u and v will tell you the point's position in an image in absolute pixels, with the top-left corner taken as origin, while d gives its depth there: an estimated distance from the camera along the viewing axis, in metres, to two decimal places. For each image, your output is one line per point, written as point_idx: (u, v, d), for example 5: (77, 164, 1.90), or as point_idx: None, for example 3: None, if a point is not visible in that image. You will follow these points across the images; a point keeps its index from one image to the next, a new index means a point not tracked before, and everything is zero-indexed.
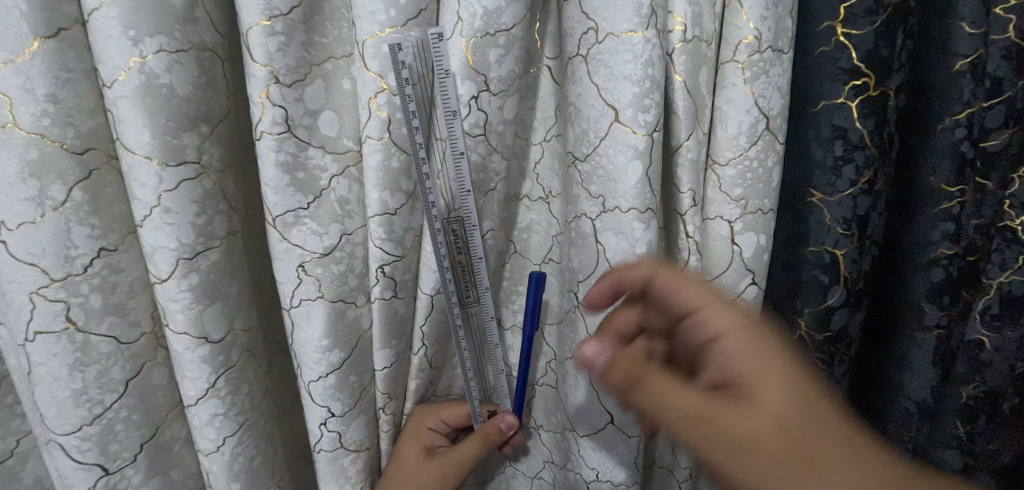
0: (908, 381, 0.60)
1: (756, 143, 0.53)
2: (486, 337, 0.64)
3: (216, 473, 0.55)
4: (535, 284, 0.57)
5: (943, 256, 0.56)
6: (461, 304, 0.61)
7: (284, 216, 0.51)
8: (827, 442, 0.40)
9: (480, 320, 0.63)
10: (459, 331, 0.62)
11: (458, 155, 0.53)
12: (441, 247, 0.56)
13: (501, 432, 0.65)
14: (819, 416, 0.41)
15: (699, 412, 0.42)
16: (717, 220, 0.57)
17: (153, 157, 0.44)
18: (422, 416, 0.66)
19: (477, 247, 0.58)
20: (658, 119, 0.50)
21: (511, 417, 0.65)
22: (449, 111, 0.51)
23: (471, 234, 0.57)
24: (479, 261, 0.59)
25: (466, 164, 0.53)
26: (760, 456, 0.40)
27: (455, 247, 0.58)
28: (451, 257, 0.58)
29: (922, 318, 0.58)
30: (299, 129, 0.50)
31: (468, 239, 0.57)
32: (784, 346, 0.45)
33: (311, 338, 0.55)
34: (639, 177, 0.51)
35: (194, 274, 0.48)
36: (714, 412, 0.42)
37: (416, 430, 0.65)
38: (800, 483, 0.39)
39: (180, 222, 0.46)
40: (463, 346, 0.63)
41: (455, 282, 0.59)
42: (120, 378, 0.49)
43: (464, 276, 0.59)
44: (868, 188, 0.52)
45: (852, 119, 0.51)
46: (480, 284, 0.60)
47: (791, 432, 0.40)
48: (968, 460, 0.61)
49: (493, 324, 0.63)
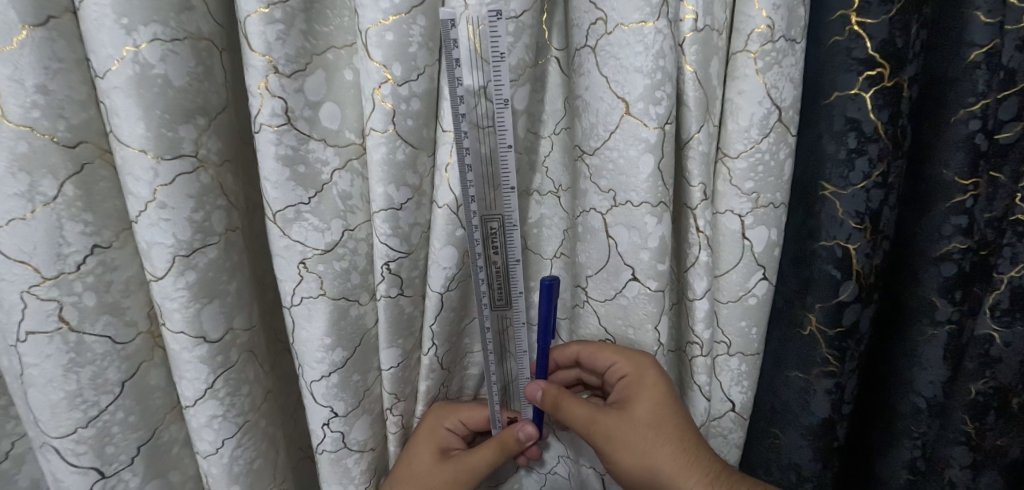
0: (919, 376, 0.60)
1: (768, 136, 0.52)
2: (513, 341, 0.60)
3: (215, 475, 0.54)
4: (546, 291, 0.55)
5: (956, 250, 0.54)
6: (492, 305, 0.58)
7: (284, 211, 0.50)
8: (677, 452, 0.56)
9: (508, 323, 0.59)
10: (487, 333, 0.59)
11: (505, 147, 0.50)
12: (477, 246, 0.54)
13: (518, 443, 0.61)
14: (670, 433, 0.57)
15: (594, 421, 0.59)
16: (728, 214, 0.56)
17: (148, 150, 0.43)
18: (440, 415, 0.64)
19: (515, 248, 0.55)
20: (670, 112, 0.49)
21: (530, 429, 0.61)
22: (501, 98, 0.48)
23: (509, 235, 0.54)
24: (515, 265, 0.55)
25: (512, 157, 0.50)
26: (626, 447, 0.58)
27: (490, 243, 0.54)
28: (485, 255, 0.54)
29: (933, 314, 0.57)
30: (299, 121, 0.48)
31: (505, 241, 0.54)
32: (670, 387, 0.58)
33: (312, 336, 0.54)
34: (650, 171, 0.50)
35: (191, 271, 0.47)
36: (605, 421, 0.58)
37: (433, 427, 0.63)
38: (646, 465, 0.57)
39: (177, 218, 0.45)
40: (489, 350, 0.60)
41: (488, 281, 0.56)
42: (116, 379, 0.48)
43: (497, 277, 0.56)
44: (882, 181, 0.51)
45: (866, 110, 0.49)
46: (514, 287, 0.57)
47: (651, 436, 0.57)
48: (977, 456, 0.60)
49: (523, 329, 0.59)
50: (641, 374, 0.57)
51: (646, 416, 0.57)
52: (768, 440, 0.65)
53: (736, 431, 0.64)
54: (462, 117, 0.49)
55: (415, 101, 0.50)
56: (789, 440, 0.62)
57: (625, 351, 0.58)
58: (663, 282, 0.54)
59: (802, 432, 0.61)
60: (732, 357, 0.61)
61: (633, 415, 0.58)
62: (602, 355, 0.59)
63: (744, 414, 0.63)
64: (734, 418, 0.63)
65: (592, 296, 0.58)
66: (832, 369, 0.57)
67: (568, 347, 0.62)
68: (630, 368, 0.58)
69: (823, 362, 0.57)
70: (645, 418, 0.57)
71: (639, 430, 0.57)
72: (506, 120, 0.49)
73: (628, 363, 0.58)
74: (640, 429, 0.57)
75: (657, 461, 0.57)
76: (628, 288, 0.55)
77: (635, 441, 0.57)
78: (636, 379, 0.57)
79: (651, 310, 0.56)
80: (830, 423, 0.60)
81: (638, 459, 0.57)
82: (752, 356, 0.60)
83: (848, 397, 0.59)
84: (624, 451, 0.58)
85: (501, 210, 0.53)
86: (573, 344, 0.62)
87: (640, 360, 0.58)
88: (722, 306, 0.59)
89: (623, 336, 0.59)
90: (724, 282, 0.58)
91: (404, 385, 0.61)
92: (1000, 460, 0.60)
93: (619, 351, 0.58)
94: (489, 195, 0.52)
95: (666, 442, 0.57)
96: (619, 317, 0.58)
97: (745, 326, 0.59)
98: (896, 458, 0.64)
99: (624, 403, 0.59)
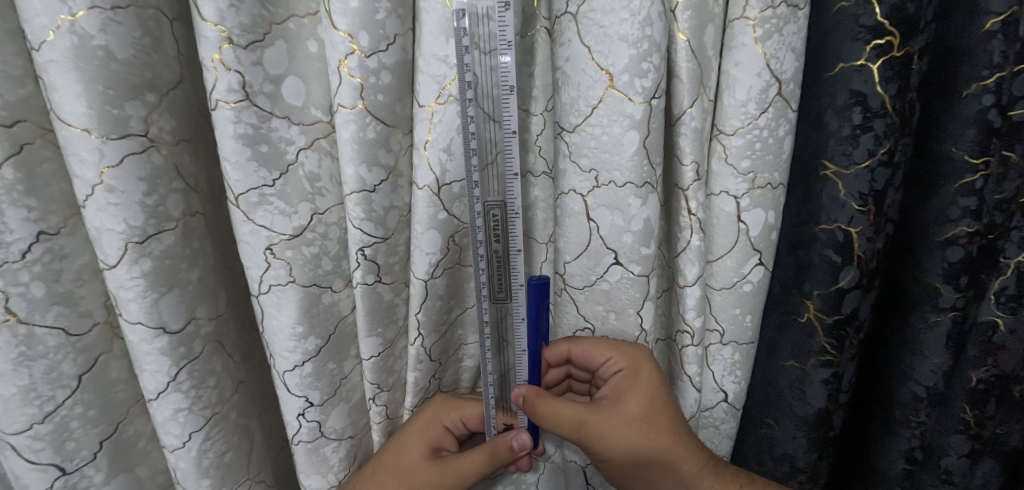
0: (920, 366, 0.57)
1: (766, 112, 0.48)
2: (513, 340, 0.56)
3: (183, 469, 0.52)
4: (535, 291, 0.53)
5: (963, 234, 0.52)
6: (491, 298, 0.54)
7: (246, 194, 0.46)
8: (670, 446, 0.55)
9: (508, 318, 0.55)
10: (485, 327, 0.55)
11: (509, 134, 0.47)
12: (479, 233, 0.50)
13: (510, 452, 0.59)
14: (665, 428, 0.55)
15: (584, 421, 0.55)
16: (722, 195, 0.52)
17: (91, 130, 0.40)
18: (439, 410, 0.61)
19: (518, 237, 0.50)
20: (657, 85, 0.45)
21: (525, 438, 0.58)
22: (507, 86, 0.45)
23: (512, 224, 0.49)
24: (517, 255, 0.51)
25: (517, 144, 0.47)
26: (618, 446, 0.55)
27: (493, 231, 0.50)
28: (487, 243, 0.51)
29: (936, 301, 0.54)
30: (259, 97, 0.45)
31: (508, 229, 0.50)
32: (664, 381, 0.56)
33: (283, 326, 0.51)
34: (635, 148, 0.47)
35: (146, 259, 0.44)
36: (595, 420, 0.55)
37: (429, 422, 0.60)
38: (638, 462, 0.55)
39: (127, 202, 0.42)
40: (486, 344, 0.56)
41: (488, 272, 0.52)
42: (72, 373, 0.45)
43: (499, 270, 0.52)
44: (887, 160, 0.48)
45: (872, 83, 0.46)
46: (515, 280, 0.52)
47: (645, 432, 0.55)
48: (975, 445, 0.59)
49: (523, 326, 0.54)
50: (637, 368, 0.54)
51: (638, 412, 0.55)
52: (761, 430, 0.63)
53: (729, 421, 0.62)
54: (470, 100, 0.46)
55: (386, 74, 0.46)
56: (782, 430, 0.60)
57: (620, 346, 0.56)
58: (646, 266, 0.51)
59: (795, 422, 0.59)
60: (724, 346, 0.58)
61: (627, 411, 0.55)
62: (595, 351, 0.56)
63: (736, 404, 0.61)
64: (725, 408, 0.61)
65: (570, 284, 0.54)
66: (830, 358, 0.55)
67: (558, 347, 0.58)
68: (626, 363, 0.55)
69: (821, 351, 0.55)
70: (639, 413, 0.55)
71: (634, 427, 0.55)
72: (511, 106, 0.46)
73: (623, 358, 0.55)
74: (632, 426, 0.55)
75: (649, 457, 0.55)
76: (609, 274, 0.52)
77: (630, 439, 0.55)
78: (632, 374, 0.55)
79: (634, 295, 0.53)
80: (825, 412, 0.58)
81: (634, 455, 0.55)
82: (746, 345, 0.57)
83: (844, 386, 0.57)
84: (619, 449, 0.55)
85: (497, 198, 0.49)
86: (565, 342, 0.58)
87: (637, 354, 0.55)
88: (715, 293, 0.56)
89: (604, 323, 0.56)
90: (717, 268, 0.55)
91: (386, 376, 0.58)
92: (998, 447, 0.59)
93: (614, 345, 0.56)
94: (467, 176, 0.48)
95: (662, 438, 0.55)
96: (599, 304, 0.55)
97: (739, 314, 0.56)
98: (892, 448, 0.62)
99: (616, 398, 0.56)
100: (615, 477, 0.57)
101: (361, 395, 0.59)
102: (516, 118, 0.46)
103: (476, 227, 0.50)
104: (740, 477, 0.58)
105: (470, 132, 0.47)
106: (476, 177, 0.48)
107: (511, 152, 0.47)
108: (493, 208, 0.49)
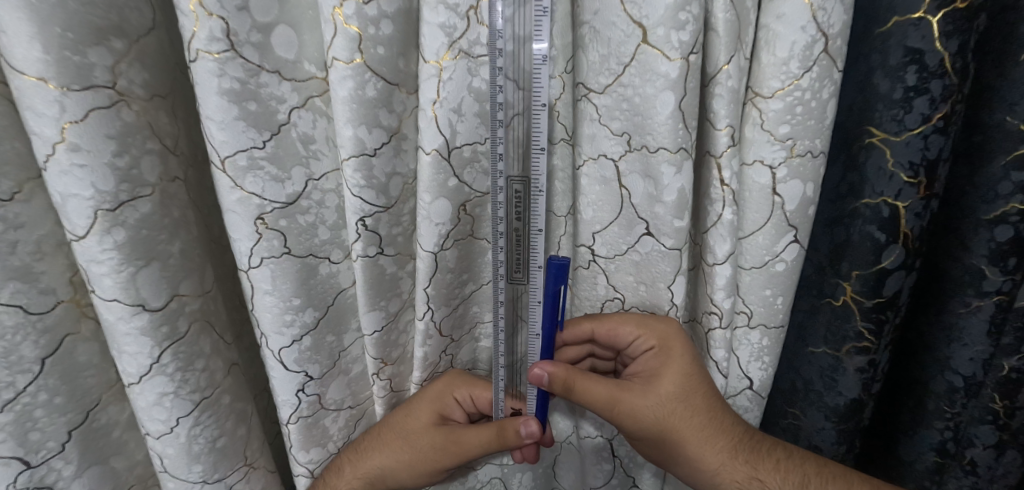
0: (958, 353, 0.52)
1: (811, 71, 0.43)
2: (526, 322, 0.51)
3: (171, 457, 0.47)
4: (555, 274, 0.47)
5: (1015, 211, 0.45)
6: (508, 278, 0.48)
7: (234, 158, 0.41)
8: (705, 424, 0.51)
9: (523, 301, 0.50)
10: (500, 307, 0.50)
11: (539, 106, 0.41)
12: (498, 208, 0.45)
13: (517, 437, 0.53)
14: (700, 406, 0.51)
15: (612, 398, 0.51)
16: (756, 166, 0.47)
17: (48, 79, 0.34)
18: (452, 383, 0.57)
19: (540, 218, 0.45)
20: (696, 38, 0.40)
21: (534, 426, 0.52)
22: (540, 54, 0.40)
23: (535, 201, 0.45)
24: (537, 235, 0.46)
25: (546, 118, 0.42)
26: (649, 423, 0.51)
27: (514, 209, 0.45)
28: (506, 220, 0.46)
29: (980, 284, 0.48)
30: (245, 48, 0.39)
31: (530, 206, 0.45)
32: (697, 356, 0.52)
33: (277, 300, 0.46)
34: (669, 111, 0.42)
35: (120, 229, 0.39)
36: (624, 397, 0.52)
37: (440, 393, 0.56)
38: (671, 439, 0.51)
39: (95, 163, 0.37)
40: (499, 322, 0.50)
41: (506, 251, 0.47)
42: (33, 356, 0.41)
43: (518, 248, 0.47)
44: (943, 126, 0.43)
45: (931, 38, 0.41)
46: (533, 260, 0.47)
47: (678, 410, 0.51)
48: (1004, 435, 0.54)
49: (539, 308, 0.49)
50: (668, 344, 0.51)
51: (673, 390, 0.51)
52: (785, 420, 0.60)
53: (754, 409, 0.58)
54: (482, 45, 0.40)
55: (387, 24, 0.41)
56: (810, 421, 0.57)
57: (649, 322, 0.52)
58: (679, 240, 0.47)
59: (824, 414, 0.55)
60: (752, 330, 0.54)
61: (659, 390, 0.51)
62: (622, 329, 0.53)
63: (762, 392, 0.57)
64: (750, 396, 0.57)
65: (598, 255, 0.51)
66: (866, 345, 0.51)
67: (580, 325, 0.55)
68: (655, 340, 0.52)
69: (857, 337, 0.51)
70: (673, 391, 0.51)
71: (668, 407, 0.51)
72: (542, 77, 0.41)
73: (652, 334, 0.52)
74: (664, 404, 0.51)
75: (681, 435, 0.51)
76: (639, 244, 0.49)
77: (664, 416, 0.51)
78: (663, 350, 0.51)
79: (664, 270, 0.49)
80: (858, 404, 0.54)
81: (665, 433, 0.51)
82: (775, 329, 0.53)
83: (880, 375, 0.53)
84: (649, 427, 0.51)
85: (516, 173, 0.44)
86: (585, 322, 0.55)
87: (666, 330, 0.51)
88: (744, 273, 0.52)
89: (634, 293, 0.53)
90: (748, 246, 0.50)
91: (388, 349, 0.54)
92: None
93: (641, 322, 0.52)
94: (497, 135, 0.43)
95: (697, 415, 0.51)
96: (629, 275, 0.52)
97: (769, 295, 0.52)
98: (923, 440, 0.57)
99: (649, 377, 0.53)
100: (648, 453, 0.54)
101: (362, 366, 0.55)
102: (547, 90, 0.41)
103: (496, 203, 0.45)
104: (776, 450, 0.52)
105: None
106: (501, 148, 0.43)
107: (538, 125, 0.42)
108: (516, 183, 0.44)
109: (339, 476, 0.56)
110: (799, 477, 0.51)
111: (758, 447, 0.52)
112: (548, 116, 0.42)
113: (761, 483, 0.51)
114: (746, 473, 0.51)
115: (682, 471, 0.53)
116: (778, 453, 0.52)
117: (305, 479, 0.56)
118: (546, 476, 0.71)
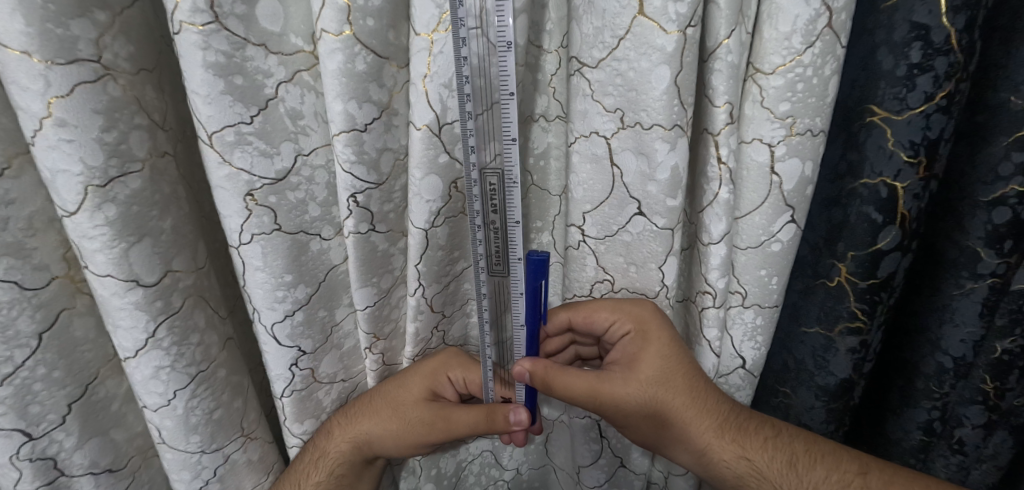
0: (948, 334, 0.52)
1: (812, 47, 0.42)
2: (511, 312, 0.51)
3: (170, 429, 0.48)
4: (534, 269, 0.48)
5: (1014, 193, 0.44)
6: (489, 269, 0.49)
7: (222, 133, 0.40)
8: (690, 405, 0.52)
9: (506, 291, 0.50)
10: (482, 300, 0.50)
11: (506, 95, 0.40)
12: (475, 200, 0.45)
13: (505, 423, 0.53)
14: (682, 388, 0.52)
15: (596, 389, 0.52)
16: (754, 144, 0.47)
17: (32, 52, 0.34)
18: (448, 362, 0.58)
19: (515, 209, 0.44)
20: (695, 10, 0.39)
21: (523, 414, 0.53)
22: (505, 39, 0.39)
23: (510, 193, 0.44)
24: (514, 227, 0.45)
25: (514, 109, 0.40)
26: (634, 409, 0.52)
27: (493, 197, 0.45)
28: (484, 212, 0.45)
29: (974, 266, 0.48)
30: (230, 19, 0.38)
31: (505, 199, 0.44)
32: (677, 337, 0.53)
33: (268, 276, 0.46)
34: (665, 86, 0.41)
35: (110, 205, 0.39)
36: (607, 386, 0.52)
37: (436, 370, 0.57)
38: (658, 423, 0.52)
39: (83, 139, 0.36)
40: (484, 309, 0.51)
41: (486, 243, 0.47)
42: (30, 331, 0.41)
43: (496, 239, 0.47)
44: (945, 105, 0.42)
45: (937, 13, 0.39)
46: (512, 253, 0.47)
47: (660, 393, 0.52)
48: (993, 415, 0.54)
49: (521, 300, 0.49)
50: (644, 327, 0.52)
51: (653, 375, 0.52)
52: (777, 399, 0.61)
53: (744, 388, 0.59)
54: (471, 18, 0.39)
55: None
56: (800, 400, 0.58)
57: (624, 306, 0.53)
58: (672, 219, 0.47)
59: (815, 392, 0.56)
60: (746, 309, 0.54)
61: (640, 374, 0.52)
62: (599, 315, 0.53)
63: (754, 371, 0.57)
64: (742, 375, 0.57)
65: (588, 235, 0.51)
66: (859, 325, 0.51)
67: (556, 316, 0.56)
68: (632, 323, 0.52)
69: (849, 317, 0.51)
70: (653, 375, 0.52)
71: (649, 391, 0.52)
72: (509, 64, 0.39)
73: (629, 318, 0.52)
74: (646, 388, 0.52)
75: (667, 418, 0.52)
76: (631, 224, 0.49)
77: (647, 400, 0.52)
78: (640, 334, 0.52)
79: (657, 250, 0.49)
80: (848, 383, 0.55)
81: (650, 416, 0.52)
82: (769, 308, 0.53)
83: (871, 354, 0.53)
84: (634, 412, 0.52)
85: (505, 156, 0.43)
86: (562, 311, 0.55)
87: (642, 313, 0.52)
88: (739, 253, 0.52)
89: (624, 275, 0.53)
90: (743, 225, 0.50)
91: (381, 324, 0.54)
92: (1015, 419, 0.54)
93: (615, 308, 0.53)
94: (491, 111, 0.42)
95: (681, 397, 0.52)
96: (620, 256, 0.51)
97: (764, 276, 0.52)
98: (910, 418, 0.58)
99: (629, 363, 0.53)
100: (640, 438, 0.55)
101: (355, 341, 0.56)
102: (512, 76, 0.39)
103: (471, 196, 0.45)
104: (764, 428, 0.53)
105: (463, 75, 0.40)
106: (472, 141, 0.43)
107: (507, 114, 0.41)
108: (491, 175, 0.44)
109: (329, 437, 0.56)
110: (787, 455, 0.51)
111: (744, 424, 0.53)
112: (516, 105, 0.40)
113: (749, 461, 0.51)
114: (733, 452, 0.51)
115: (674, 451, 0.54)
116: (765, 430, 0.53)
117: (297, 448, 0.58)
118: (538, 451, 0.74)
